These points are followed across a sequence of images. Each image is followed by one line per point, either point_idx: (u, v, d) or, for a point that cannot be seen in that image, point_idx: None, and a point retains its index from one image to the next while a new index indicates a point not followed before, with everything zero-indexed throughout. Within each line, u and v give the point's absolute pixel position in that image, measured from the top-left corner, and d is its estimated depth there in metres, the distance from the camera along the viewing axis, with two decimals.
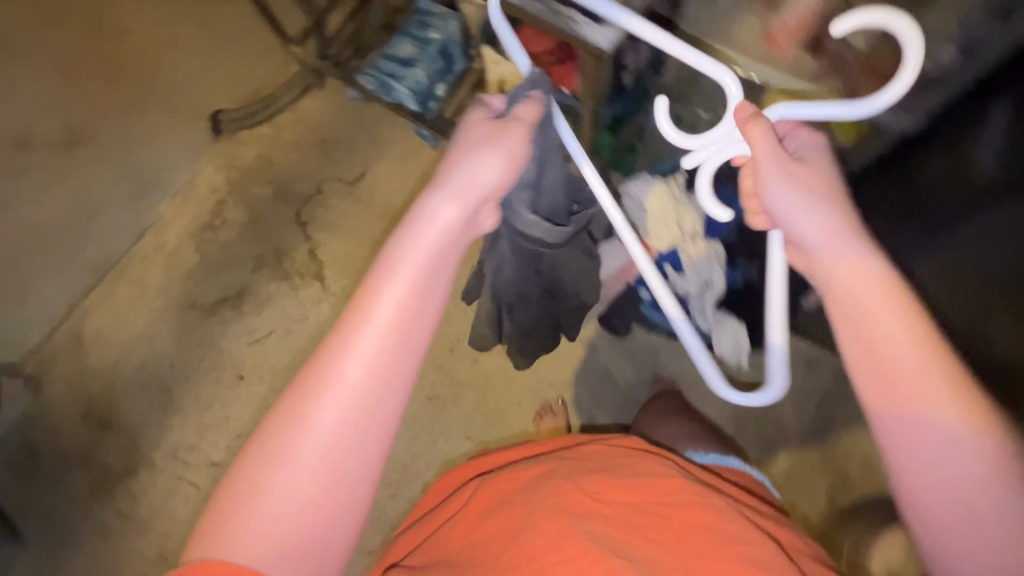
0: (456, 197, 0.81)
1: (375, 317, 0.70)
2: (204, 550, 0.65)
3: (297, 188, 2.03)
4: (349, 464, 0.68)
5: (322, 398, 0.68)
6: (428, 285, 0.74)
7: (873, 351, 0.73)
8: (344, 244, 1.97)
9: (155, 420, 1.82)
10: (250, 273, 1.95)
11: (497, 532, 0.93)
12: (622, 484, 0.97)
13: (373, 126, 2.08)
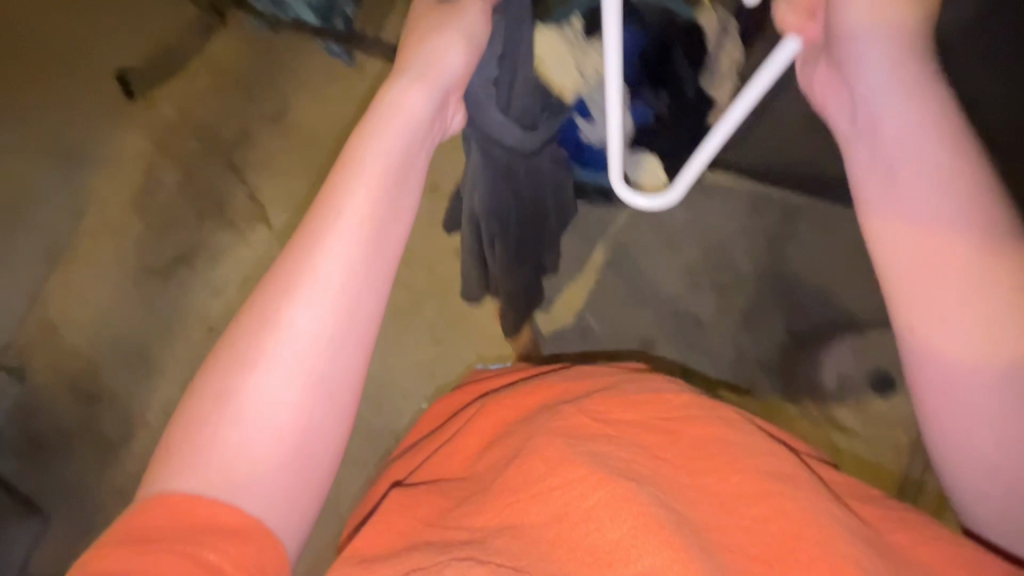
0: (464, 31, 0.62)
1: (370, 167, 0.57)
2: (167, 472, 0.49)
3: (222, 134, 1.46)
4: (339, 356, 0.54)
5: (296, 289, 0.53)
6: (428, 129, 0.63)
7: (933, 257, 0.50)
8: (285, 179, 1.42)
9: (144, 382, 1.37)
10: (195, 230, 1.42)
11: (460, 454, 0.63)
12: (627, 395, 0.60)
13: (276, 51, 1.48)
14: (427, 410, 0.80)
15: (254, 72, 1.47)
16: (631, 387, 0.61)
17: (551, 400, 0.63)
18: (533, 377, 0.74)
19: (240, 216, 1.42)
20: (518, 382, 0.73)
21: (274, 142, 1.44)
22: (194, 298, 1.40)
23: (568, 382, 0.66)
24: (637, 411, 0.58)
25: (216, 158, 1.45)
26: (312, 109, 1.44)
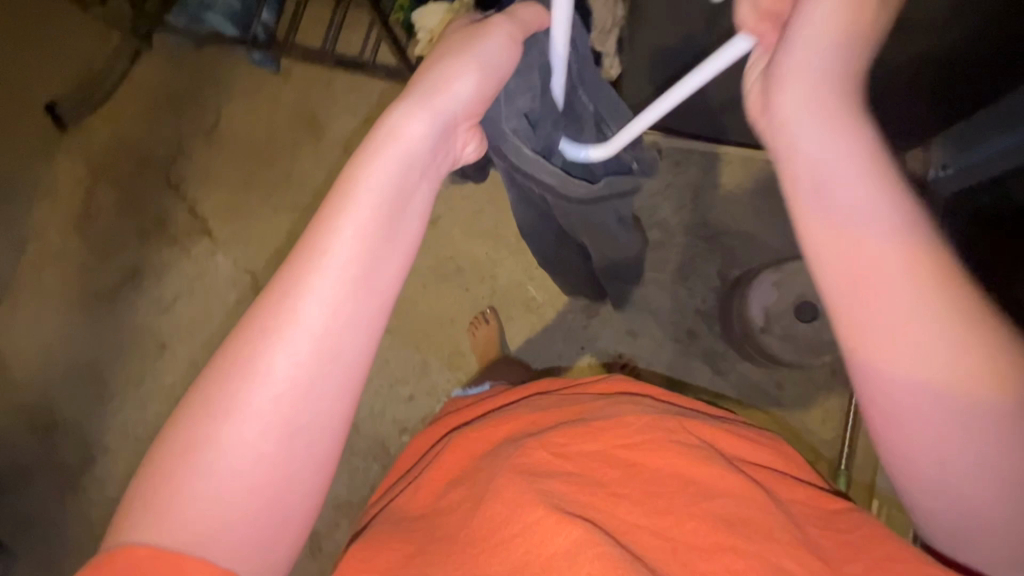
0: (480, 56, 0.49)
1: (383, 168, 0.45)
2: (127, 535, 0.39)
3: (157, 151, 1.40)
4: (332, 396, 0.43)
5: (280, 329, 0.42)
6: (433, 154, 0.50)
7: (866, 293, 0.40)
8: (227, 190, 1.36)
9: (101, 408, 1.33)
10: (139, 250, 1.37)
11: (423, 492, 0.59)
12: (589, 424, 0.56)
13: (206, 61, 1.40)
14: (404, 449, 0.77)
15: (182, 86, 1.41)
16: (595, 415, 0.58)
17: (517, 433, 0.60)
18: (498, 411, 0.71)
19: (183, 232, 1.37)
20: (485, 416, 0.70)
21: (207, 153, 1.38)
22: (141, 318, 1.36)
23: (533, 415, 0.62)
24: (597, 442, 0.54)
25: (151, 176, 1.39)
26: (245, 118, 1.37)
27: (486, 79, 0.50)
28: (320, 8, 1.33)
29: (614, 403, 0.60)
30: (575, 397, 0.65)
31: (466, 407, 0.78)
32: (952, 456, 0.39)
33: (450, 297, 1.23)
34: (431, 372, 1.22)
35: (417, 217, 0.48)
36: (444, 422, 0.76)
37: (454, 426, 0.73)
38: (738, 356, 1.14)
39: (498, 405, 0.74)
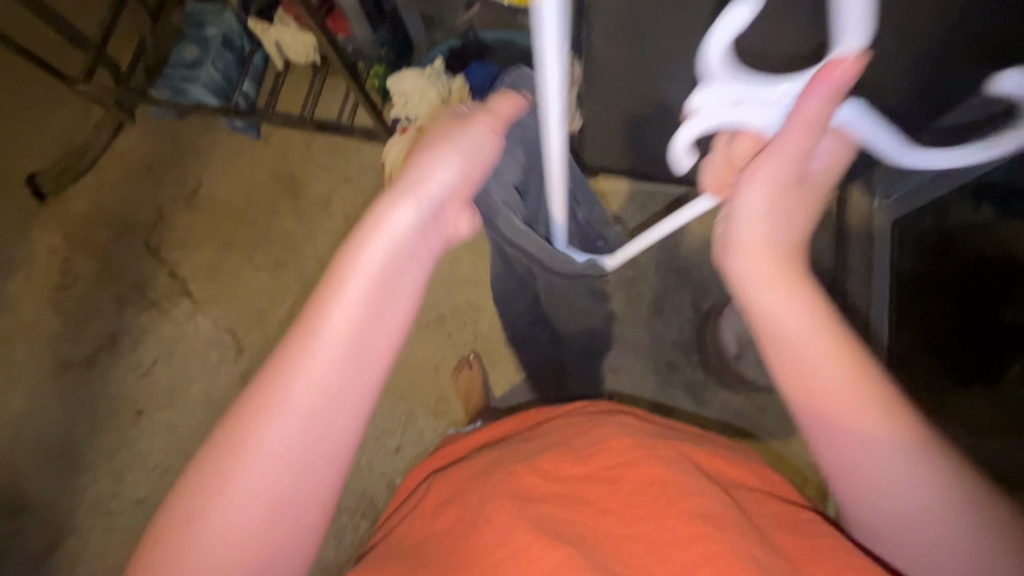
0: (465, 150, 0.55)
1: (378, 249, 0.46)
2: None
3: (137, 218, 1.42)
4: (323, 471, 0.44)
5: (275, 411, 0.42)
6: (427, 230, 0.52)
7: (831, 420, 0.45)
8: (207, 251, 1.38)
9: (71, 481, 1.28)
10: (116, 316, 1.36)
11: (418, 520, 0.60)
12: (576, 449, 0.58)
13: (187, 131, 1.45)
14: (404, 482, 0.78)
15: (164, 156, 1.44)
16: (580, 438, 0.60)
17: (509, 457, 0.62)
18: (497, 443, 0.72)
19: (162, 295, 1.37)
20: (486, 447, 0.71)
21: (187, 217, 1.41)
22: (116, 384, 1.33)
23: (527, 443, 0.64)
24: (584, 466, 0.56)
25: (130, 242, 1.40)
26: (225, 182, 1.41)
27: (468, 163, 0.55)
28: (299, 77, 1.40)
29: (602, 425, 0.61)
30: (566, 420, 0.67)
31: (456, 444, 0.80)
32: (915, 540, 0.45)
33: (433, 344, 1.24)
34: (417, 420, 1.21)
35: (410, 295, 0.49)
36: (446, 457, 0.77)
37: (456, 458, 0.74)
38: (717, 384, 1.17)
39: (496, 438, 0.75)
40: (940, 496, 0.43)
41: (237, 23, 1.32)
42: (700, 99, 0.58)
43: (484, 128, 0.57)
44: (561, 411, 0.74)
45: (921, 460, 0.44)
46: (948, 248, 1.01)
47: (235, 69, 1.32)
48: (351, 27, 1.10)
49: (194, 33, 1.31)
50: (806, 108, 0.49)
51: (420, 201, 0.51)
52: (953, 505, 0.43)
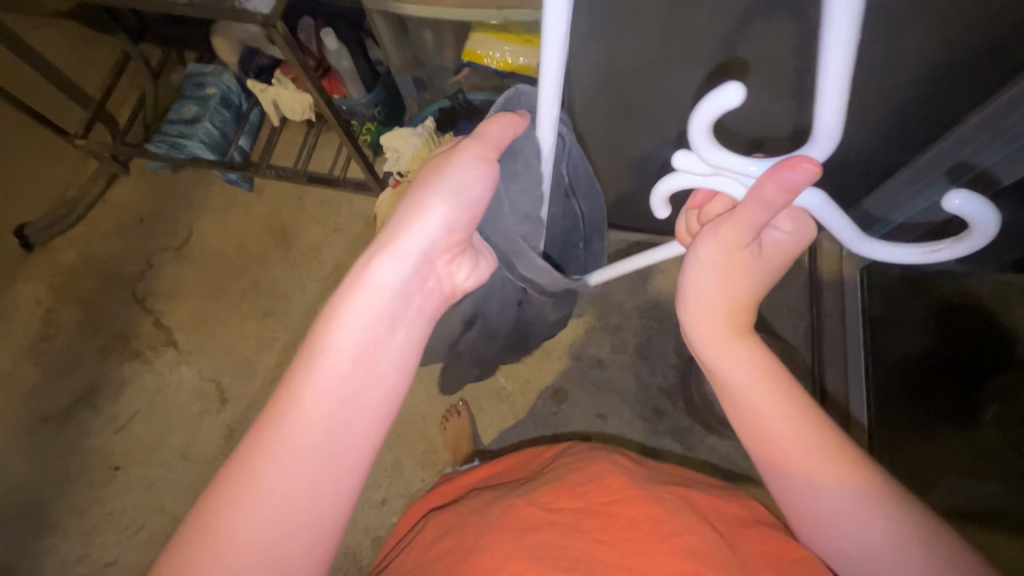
0: (450, 186, 0.52)
1: (359, 314, 0.46)
2: None
3: (125, 268, 1.42)
4: (303, 554, 0.41)
5: (252, 490, 0.40)
6: (413, 293, 0.51)
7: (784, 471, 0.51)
8: (195, 300, 1.38)
9: (36, 543, 1.21)
10: (97, 367, 1.34)
11: (417, 552, 0.65)
12: (576, 485, 0.64)
13: (180, 183, 1.49)
14: (410, 508, 0.87)
15: (156, 207, 1.47)
16: (579, 475, 0.65)
17: (510, 493, 0.67)
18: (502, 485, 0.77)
19: (145, 345, 1.36)
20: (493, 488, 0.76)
21: (176, 267, 1.41)
22: (92, 439, 1.29)
23: (532, 482, 0.70)
24: (581, 500, 0.61)
25: (117, 292, 1.40)
26: (216, 233, 1.43)
27: (453, 213, 0.53)
28: (294, 133, 1.46)
29: (601, 463, 0.67)
30: (572, 458, 0.73)
31: (459, 484, 0.85)
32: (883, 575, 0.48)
33: (421, 392, 1.24)
34: (404, 471, 1.19)
35: (394, 359, 0.47)
36: (453, 494, 0.83)
37: (461, 497, 0.80)
38: (704, 430, 1.17)
39: (501, 480, 0.80)
40: (891, 529, 0.47)
41: (236, 82, 1.38)
42: (680, 160, 0.53)
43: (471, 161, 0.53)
44: (557, 453, 0.81)
45: (870, 499, 0.48)
46: (919, 293, 1.07)
47: (232, 126, 1.38)
48: (347, 87, 1.17)
49: (195, 92, 1.37)
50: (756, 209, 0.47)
51: (402, 259, 0.50)
52: (907, 535, 0.47)
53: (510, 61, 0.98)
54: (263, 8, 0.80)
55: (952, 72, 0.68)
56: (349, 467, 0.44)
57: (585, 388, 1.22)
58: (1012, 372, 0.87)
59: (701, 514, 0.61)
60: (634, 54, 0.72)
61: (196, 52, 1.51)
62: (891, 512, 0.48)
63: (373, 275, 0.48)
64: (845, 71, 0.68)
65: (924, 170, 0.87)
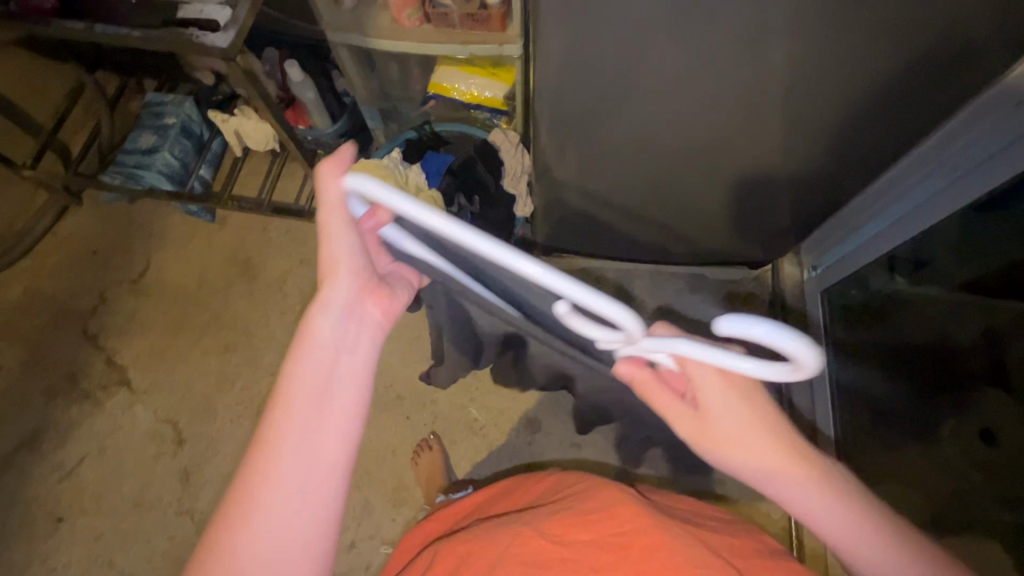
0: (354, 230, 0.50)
1: (312, 357, 0.49)
2: None
3: (76, 303, 1.35)
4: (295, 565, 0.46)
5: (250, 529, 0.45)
6: (361, 317, 0.54)
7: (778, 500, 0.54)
8: (151, 336, 1.32)
9: None
10: (42, 409, 1.26)
11: None
12: (584, 515, 0.62)
13: (137, 213, 1.43)
14: (396, 548, 0.85)
15: (111, 240, 1.41)
16: (587, 504, 0.64)
17: (512, 522, 0.66)
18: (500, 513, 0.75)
19: (96, 385, 1.28)
20: (494, 515, 0.74)
21: (132, 302, 1.35)
22: (36, 488, 1.21)
23: (537, 510, 0.68)
24: (590, 530, 0.60)
25: (66, 329, 1.33)
26: (176, 265, 1.38)
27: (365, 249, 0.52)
28: (258, 163, 1.43)
29: (609, 490, 0.66)
30: (580, 483, 0.71)
31: (443, 520, 0.83)
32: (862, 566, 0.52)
33: (391, 426, 1.21)
34: (374, 509, 1.15)
35: (350, 379, 0.51)
36: (447, 524, 0.81)
37: (459, 527, 0.77)
38: (677, 456, 1.17)
39: (495, 507, 0.78)
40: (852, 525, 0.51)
41: (197, 112, 1.35)
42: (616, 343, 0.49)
43: (333, 182, 0.48)
44: (546, 476, 0.80)
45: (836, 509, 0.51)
46: (874, 315, 1.10)
47: (192, 156, 1.34)
48: (313, 118, 1.15)
49: (151, 121, 1.33)
50: (659, 397, 0.57)
51: (339, 301, 0.52)
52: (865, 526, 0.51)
53: (477, 93, 1.00)
54: (219, 41, 0.79)
55: (895, 103, 0.72)
56: (327, 481, 0.48)
57: (561, 417, 1.20)
58: (984, 386, 0.90)
59: (710, 546, 0.61)
60: (601, 87, 0.73)
61: (155, 80, 1.48)
62: (861, 525, 0.51)
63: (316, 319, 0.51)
64: (801, 90, 0.71)
65: (900, 178, 0.91)
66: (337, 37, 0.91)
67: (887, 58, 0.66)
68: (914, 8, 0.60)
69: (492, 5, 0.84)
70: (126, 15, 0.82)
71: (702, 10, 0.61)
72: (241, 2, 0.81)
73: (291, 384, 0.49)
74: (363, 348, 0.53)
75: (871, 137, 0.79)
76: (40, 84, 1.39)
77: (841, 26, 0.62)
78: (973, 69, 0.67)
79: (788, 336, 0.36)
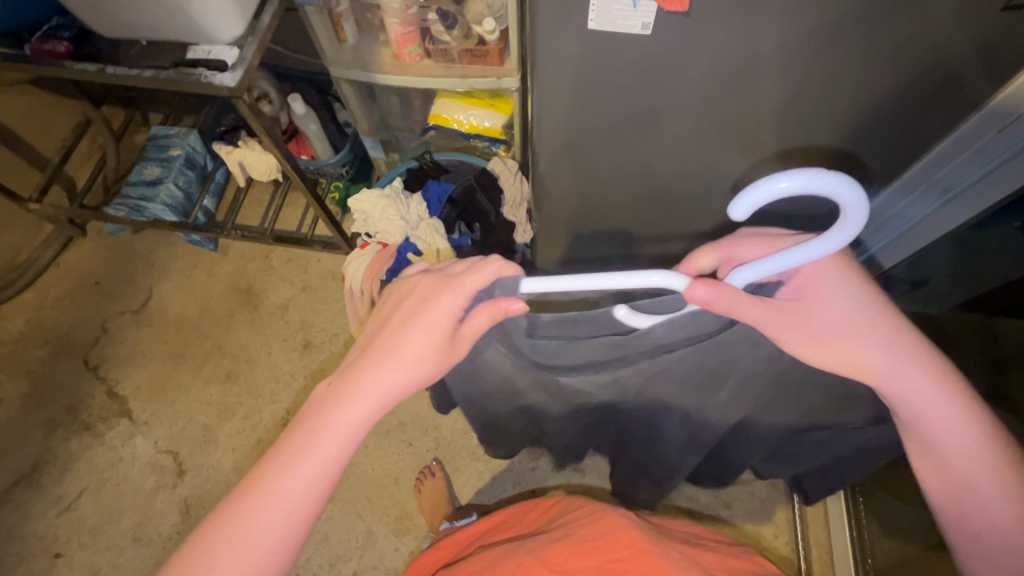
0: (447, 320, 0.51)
1: (416, 329, 0.50)
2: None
3: (78, 333, 1.36)
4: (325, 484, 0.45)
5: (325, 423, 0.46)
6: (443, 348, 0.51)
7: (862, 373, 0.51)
8: (151, 365, 1.32)
9: None
10: (42, 442, 1.26)
11: None
12: (586, 543, 0.62)
13: (140, 244, 1.44)
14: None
15: (113, 271, 1.42)
16: (589, 530, 0.64)
17: (511, 549, 0.66)
18: (506, 539, 0.74)
19: (97, 417, 1.28)
20: (498, 542, 0.73)
21: (133, 333, 1.35)
22: (34, 523, 1.19)
23: (539, 537, 0.67)
24: (591, 557, 0.60)
25: (68, 361, 1.33)
26: (177, 294, 1.39)
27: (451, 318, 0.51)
28: (260, 192, 1.45)
29: (611, 515, 0.66)
30: (582, 509, 0.71)
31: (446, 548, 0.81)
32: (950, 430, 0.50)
33: (392, 454, 1.20)
34: (376, 539, 1.14)
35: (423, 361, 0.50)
36: (452, 551, 0.80)
37: (464, 554, 0.76)
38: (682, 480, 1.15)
39: (498, 535, 0.77)
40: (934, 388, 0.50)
41: (202, 144, 1.38)
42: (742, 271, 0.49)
43: (461, 300, 0.51)
44: (548, 502, 0.79)
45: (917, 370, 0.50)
46: None
47: (196, 187, 1.37)
48: (315, 148, 1.17)
49: (155, 154, 1.35)
50: (743, 309, 0.50)
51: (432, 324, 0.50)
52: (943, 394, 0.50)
53: (476, 124, 1.03)
54: (225, 80, 0.81)
55: (886, 127, 0.74)
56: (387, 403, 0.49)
57: None
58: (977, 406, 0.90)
59: (713, 570, 0.60)
60: (597, 118, 0.75)
61: (161, 113, 1.51)
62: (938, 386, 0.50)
63: (431, 308, 0.50)
64: (793, 115, 0.73)
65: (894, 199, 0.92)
66: (340, 71, 0.94)
67: (876, 85, 0.68)
68: (901, 39, 0.62)
69: (490, 42, 0.87)
70: (136, 57, 0.84)
71: (693, 47, 0.64)
72: (249, 43, 0.84)
73: (396, 328, 0.50)
74: (436, 356, 0.50)
75: (861, 160, 0.81)
76: (46, 120, 1.41)
77: (830, 58, 0.65)
78: (962, 98, 0.69)
79: (781, 179, 0.41)
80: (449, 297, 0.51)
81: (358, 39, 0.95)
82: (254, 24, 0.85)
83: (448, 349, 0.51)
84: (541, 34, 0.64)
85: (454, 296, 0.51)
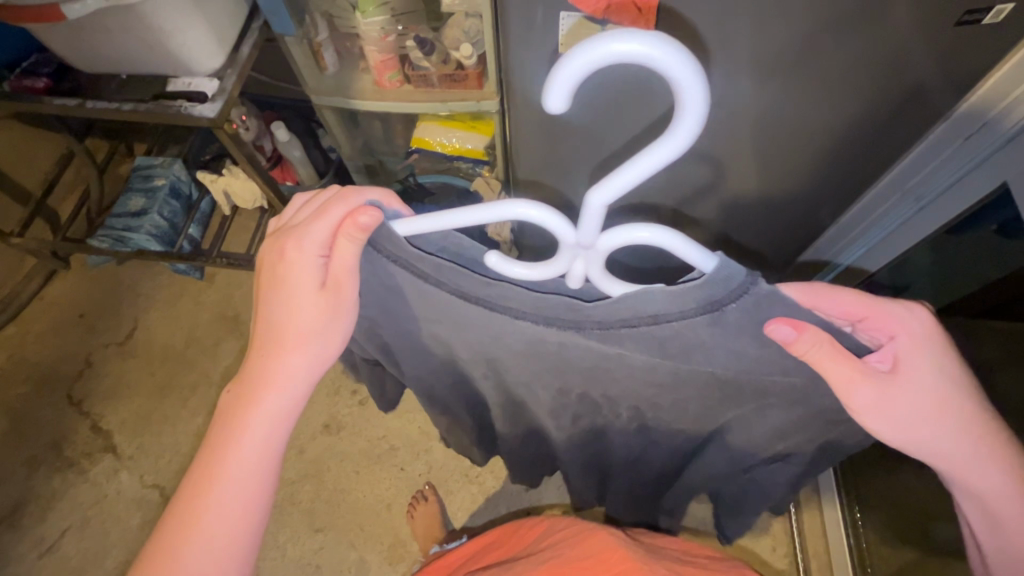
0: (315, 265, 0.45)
1: (285, 286, 0.45)
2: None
3: (61, 367, 1.33)
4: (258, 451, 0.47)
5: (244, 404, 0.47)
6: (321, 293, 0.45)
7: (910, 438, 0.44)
8: (136, 398, 1.30)
9: None
10: (23, 480, 1.23)
11: None
12: (573, 564, 0.61)
13: (125, 274, 1.43)
14: None
15: (97, 303, 1.40)
16: (577, 551, 0.63)
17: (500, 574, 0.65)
18: (493, 562, 0.73)
19: (80, 452, 1.25)
20: (486, 565, 0.72)
21: (118, 365, 1.34)
22: (15, 566, 1.16)
23: (527, 560, 0.66)
24: None
25: (50, 396, 1.31)
26: (163, 324, 1.37)
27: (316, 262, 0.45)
28: (246, 219, 1.45)
29: (599, 535, 0.65)
30: (570, 528, 0.70)
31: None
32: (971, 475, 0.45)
33: (384, 480, 1.18)
34: (368, 568, 1.11)
35: (307, 314, 0.46)
36: None
37: None
38: None
39: (488, 557, 0.76)
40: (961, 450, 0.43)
41: (186, 173, 1.37)
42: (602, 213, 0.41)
43: (313, 245, 0.44)
44: (539, 522, 0.78)
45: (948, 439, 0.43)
46: None
47: (181, 216, 1.36)
48: (300, 175, 1.18)
49: (139, 184, 1.35)
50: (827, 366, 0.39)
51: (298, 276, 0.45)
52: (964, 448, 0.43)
53: (459, 146, 1.04)
54: (205, 110, 0.82)
55: (858, 138, 0.76)
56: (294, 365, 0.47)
57: None
58: None
59: None
60: (575, 138, 0.77)
61: (145, 143, 1.51)
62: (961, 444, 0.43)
63: (291, 259, 0.44)
64: (770, 127, 0.74)
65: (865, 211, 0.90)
66: (323, 98, 0.95)
67: (844, 98, 0.69)
68: (861, 57, 0.64)
69: (468, 66, 0.88)
70: (117, 91, 0.85)
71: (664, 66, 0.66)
72: (229, 73, 0.85)
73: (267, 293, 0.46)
74: (318, 303, 0.45)
75: (834, 170, 0.82)
76: (28, 153, 1.41)
77: (796, 74, 0.66)
78: (928, 108, 0.71)
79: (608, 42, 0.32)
80: (295, 245, 0.44)
81: (339, 66, 0.96)
82: (235, 54, 0.86)
83: (322, 299, 0.45)
84: (516, 57, 0.66)
85: (302, 243, 0.44)
